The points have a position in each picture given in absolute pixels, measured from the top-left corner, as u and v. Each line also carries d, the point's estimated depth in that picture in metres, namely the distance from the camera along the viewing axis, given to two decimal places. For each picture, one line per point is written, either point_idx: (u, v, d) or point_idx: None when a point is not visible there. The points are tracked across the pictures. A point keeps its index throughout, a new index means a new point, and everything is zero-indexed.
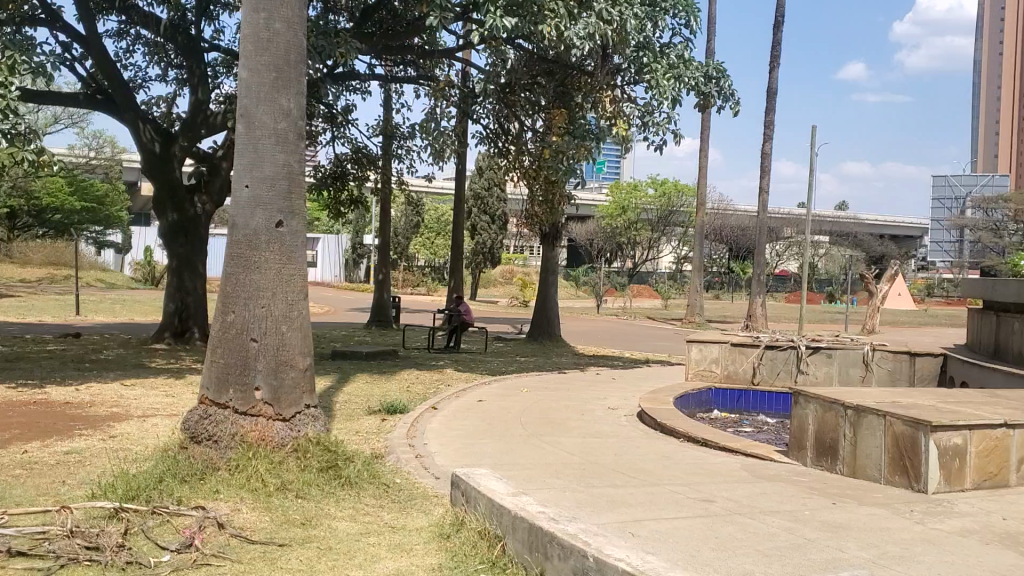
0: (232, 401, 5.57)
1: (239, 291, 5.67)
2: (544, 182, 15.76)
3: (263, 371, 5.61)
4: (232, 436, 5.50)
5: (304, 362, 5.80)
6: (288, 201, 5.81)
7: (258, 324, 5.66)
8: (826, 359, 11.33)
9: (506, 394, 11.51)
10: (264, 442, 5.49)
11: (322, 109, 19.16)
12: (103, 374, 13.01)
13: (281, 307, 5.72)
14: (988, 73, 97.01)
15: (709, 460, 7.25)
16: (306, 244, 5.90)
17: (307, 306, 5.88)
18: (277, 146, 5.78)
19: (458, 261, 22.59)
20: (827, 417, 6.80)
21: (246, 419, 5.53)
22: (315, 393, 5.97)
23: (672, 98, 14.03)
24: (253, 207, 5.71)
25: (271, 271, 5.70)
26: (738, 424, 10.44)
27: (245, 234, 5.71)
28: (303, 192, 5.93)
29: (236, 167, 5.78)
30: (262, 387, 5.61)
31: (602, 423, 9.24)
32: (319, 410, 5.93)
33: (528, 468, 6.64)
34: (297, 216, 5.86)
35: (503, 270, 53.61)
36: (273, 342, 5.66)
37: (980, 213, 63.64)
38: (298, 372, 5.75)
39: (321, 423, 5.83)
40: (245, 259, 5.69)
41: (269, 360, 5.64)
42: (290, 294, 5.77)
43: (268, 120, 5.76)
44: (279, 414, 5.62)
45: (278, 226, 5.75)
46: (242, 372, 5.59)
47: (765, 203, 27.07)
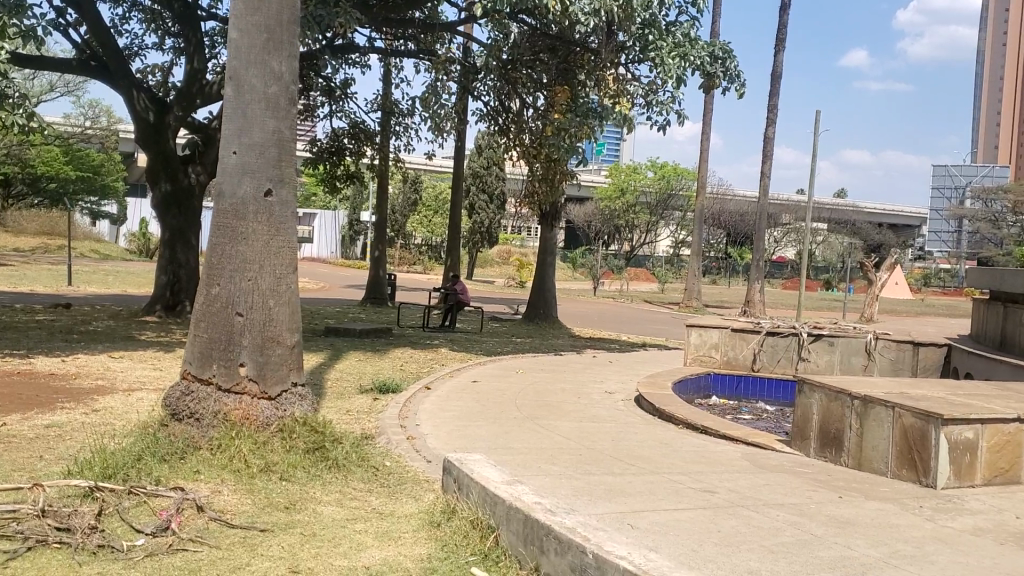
0: (215, 377, 5.34)
1: (224, 262, 5.43)
2: (545, 161, 15.45)
3: (249, 348, 5.38)
4: (214, 414, 5.26)
5: (291, 339, 5.57)
6: (277, 170, 5.56)
7: (244, 298, 5.41)
8: (828, 347, 11.13)
9: (502, 376, 11.30)
10: (248, 421, 5.26)
11: (321, 82, 18.85)
12: (92, 346, 12.75)
13: (268, 281, 5.48)
14: (991, 62, 96.44)
15: (709, 448, 7.04)
16: (296, 215, 5.65)
17: (296, 281, 5.64)
18: (268, 111, 5.53)
19: (456, 240, 22.33)
20: (832, 407, 6.60)
21: (229, 397, 5.30)
22: (303, 371, 5.74)
23: (677, 77, 13.77)
24: (241, 174, 5.46)
25: (259, 243, 5.46)
26: (737, 411, 10.25)
27: (232, 202, 5.46)
28: (294, 160, 5.67)
29: (224, 132, 5.53)
30: (247, 364, 5.38)
31: (599, 407, 9.03)
32: (307, 387, 5.70)
33: (523, 453, 6.42)
34: (286, 185, 5.61)
35: (501, 250, 53.29)
36: (259, 317, 5.43)
37: (979, 204, 63.40)
38: (285, 349, 5.52)
39: (308, 402, 5.61)
40: (231, 229, 5.44)
41: (255, 336, 5.41)
42: (278, 267, 5.53)
43: (258, 83, 5.50)
44: (265, 392, 5.39)
45: (267, 195, 5.51)
46: (226, 348, 5.36)
47: (766, 188, 26.79)
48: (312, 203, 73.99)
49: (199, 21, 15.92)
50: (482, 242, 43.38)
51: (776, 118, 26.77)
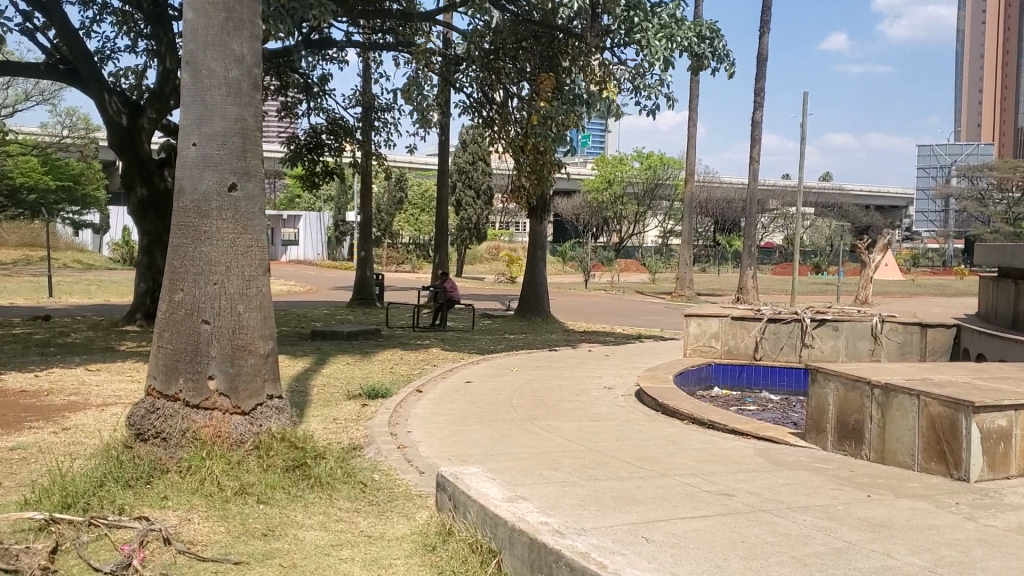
0: (182, 393, 4.88)
1: (188, 265, 4.98)
2: (531, 152, 14.95)
3: (218, 359, 4.93)
4: (183, 433, 4.80)
5: (265, 347, 5.12)
6: (243, 162, 5.10)
7: (211, 304, 4.96)
8: (832, 332, 10.74)
9: (495, 374, 10.86)
10: (221, 438, 4.81)
11: (299, 78, 18.41)
12: (68, 359, 12.23)
13: (237, 283, 5.03)
14: (970, 40, 96.08)
15: (718, 445, 6.63)
16: (265, 209, 5.19)
17: (268, 283, 5.19)
18: (229, 98, 5.06)
19: (443, 237, 21.84)
20: (850, 397, 6.19)
21: (198, 414, 4.84)
22: (281, 382, 5.30)
23: (664, 59, 13.36)
24: (202, 168, 5.00)
25: (224, 242, 5.00)
26: (741, 402, 9.85)
27: (194, 198, 5.00)
28: (260, 151, 5.22)
29: (183, 122, 5.07)
30: (217, 376, 4.92)
31: (600, 404, 8.60)
32: (285, 399, 5.26)
33: (522, 459, 6.00)
34: (252, 177, 5.16)
35: (489, 246, 52.80)
36: (228, 325, 4.97)
37: (965, 182, 63.30)
38: (257, 358, 5.06)
39: (286, 416, 5.16)
40: (193, 228, 4.98)
41: (225, 345, 4.95)
42: (248, 269, 5.08)
43: (217, 67, 5.04)
44: (237, 406, 4.94)
45: (232, 189, 5.05)
46: (193, 360, 4.90)
47: (755, 173, 26.40)
48: (296, 205, 73.40)
49: (171, 21, 15.37)
50: (471, 239, 42.88)
51: (762, 103, 26.38)
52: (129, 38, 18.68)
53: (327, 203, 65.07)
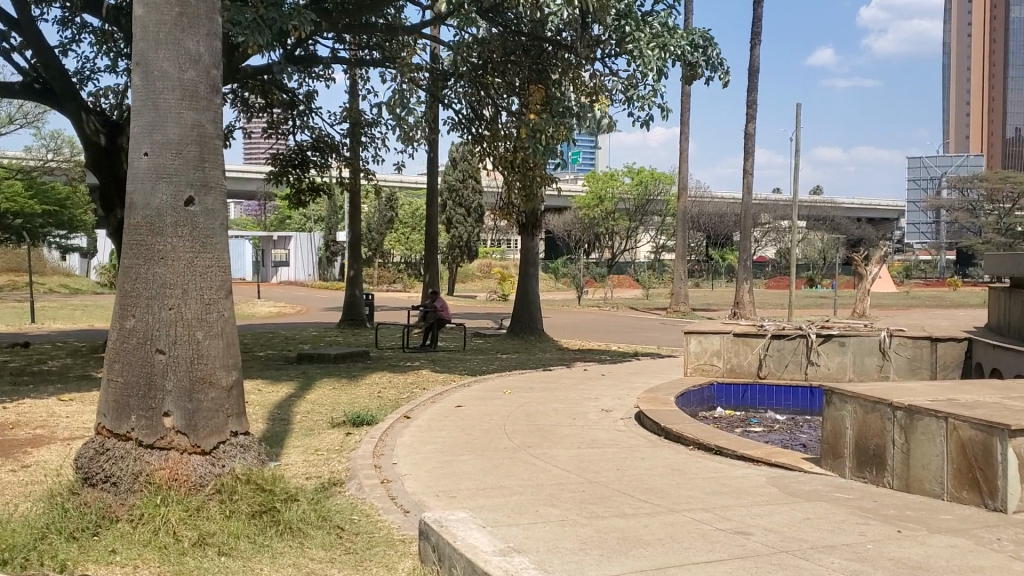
0: (135, 431, 4.45)
1: (141, 289, 4.55)
2: (521, 167, 14.53)
3: (175, 394, 4.50)
4: (136, 477, 4.34)
5: (228, 379, 4.68)
6: (201, 172, 4.68)
7: (166, 333, 4.54)
8: (839, 348, 10.30)
9: (487, 398, 10.35)
10: (178, 481, 4.36)
11: (284, 96, 17.99)
12: (40, 388, 11.69)
13: (196, 307, 4.61)
14: (956, 50, 96.35)
15: (727, 474, 6.16)
16: (227, 226, 4.77)
17: (230, 307, 4.76)
18: (184, 101, 4.65)
19: (434, 255, 21.35)
20: (869, 420, 5.73)
21: (153, 455, 4.40)
22: (248, 417, 4.86)
23: (658, 69, 12.97)
24: (155, 180, 4.58)
25: (181, 263, 4.58)
26: (746, 425, 9.40)
27: (146, 213, 4.58)
28: (220, 160, 4.80)
29: (134, 130, 4.66)
30: (173, 413, 4.49)
31: (598, 429, 8.12)
32: (252, 435, 4.82)
33: (516, 494, 5.52)
34: (211, 190, 4.74)
35: (481, 264, 52.32)
36: (186, 355, 4.55)
37: (956, 194, 63.24)
38: (219, 392, 4.63)
39: (252, 454, 4.71)
40: (146, 247, 4.56)
41: (183, 376, 4.52)
42: (208, 292, 4.66)
43: (171, 68, 4.63)
44: (197, 445, 4.50)
45: (188, 203, 4.62)
46: (147, 394, 4.47)
47: (748, 187, 26.03)
48: (286, 226, 72.79)
49: None
50: (462, 257, 42.40)
51: (754, 115, 26.05)
52: (109, 58, 18.22)
53: (316, 223, 64.48)
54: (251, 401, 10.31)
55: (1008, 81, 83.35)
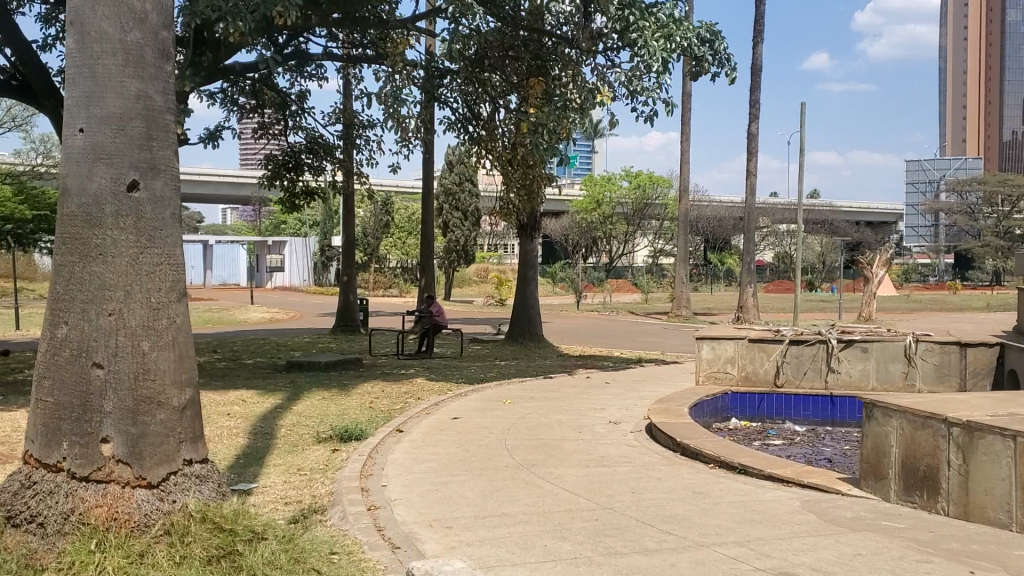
0: (67, 461, 4.01)
1: (76, 290, 4.09)
2: (520, 166, 13.90)
3: (114, 416, 4.06)
4: (66, 517, 3.91)
5: (179, 399, 4.25)
6: (147, 153, 4.23)
7: (105, 343, 4.08)
8: (861, 354, 9.65)
9: (486, 408, 9.69)
10: (118, 521, 3.93)
11: (276, 94, 17.31)
12: (11, 398, 11.02)
13: (142, 313, 4.16)
14: (953, 53, 95.96)
15: (755, 497, 5.51)
16: (178, 215, 4.32)
17: (181, 312, 4.30)
18: (126, 67, 4.18)
19: (429, 258, 20.67)
20: (918, 437, 5.08)
21: (89, 490, 3.97)
22: (203, 441, 4.42)
23: (663, 61, 12.27)
24: (92, 162, 4.12)
25: (123, 260, 4.13)
26: (765, 438, 8.77)
27: (82, 201, 4.12)
28: (169, 139, 4.33)
29: (68, 101, 4.18)
30: (113, 439, 4.05)
31: (606, 444, 7.45)
32: (208, 463, 4.40)
33: (521, 524, 4.87)
34: (159, 173, 4.28)
35: (478, 269, 51.66)
36: (128, 369, 4.10)
37: (955, 196, 62.68)
38: (169, 412, 4.19)
39: (208, 487, 4.29)
40: (81, 242, 4.11)
41: (124, 391, 4.08)
42: (157, 295, 4.21)
43: (110, 29, 4.16)
44: (142, 477, 4.07)
45: (132, 188, 4.17)
46: (82, 415, 4.03)
47: (753, 189, 25.39)
48: (280, 231, 71.99)
49: None
50: (459, 262, 41.72)
51: (757, 115, 25.43)
52: None
53: (311, 228, 63.82)
54: (235, 412, 9.64)
55: (1005, 84, 83.30)
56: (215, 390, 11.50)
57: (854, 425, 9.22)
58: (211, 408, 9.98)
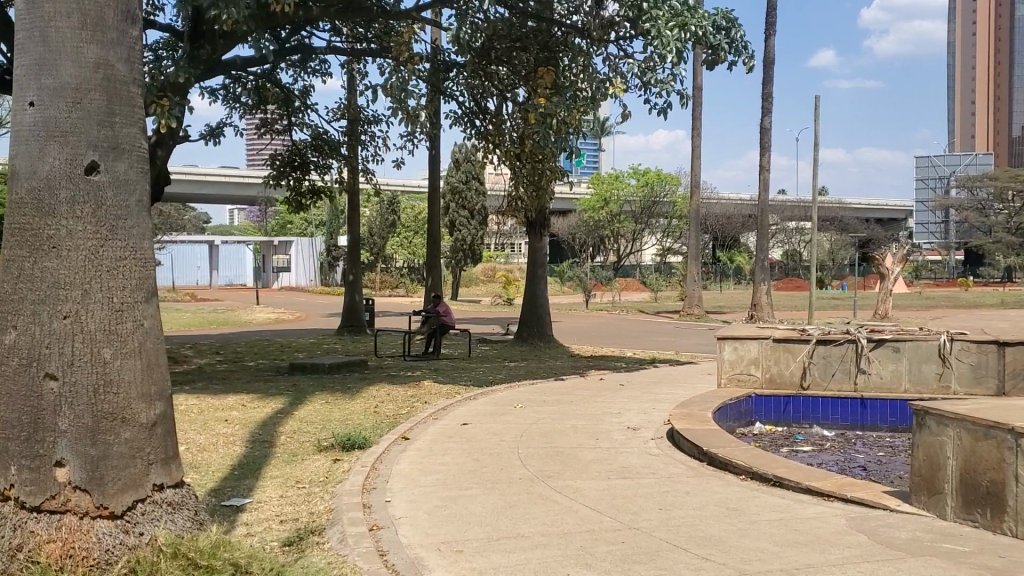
0: (16, 488, 3.70)
1: (27, 290, 3.77)
2: (528, 160, 13.40)
3: (70, 435, 3.72)
4: (16, 552, 3.62)
5: (147, 415, 3.92)
6: (108, 131, 3.89)
7: (59, 351, 3.75)
8: (893, 355, 9.13)
9: (496, 414, 9.20)
10: (74, 559, 3.64)
11: (279, 90, 16.80)
12: None
13: (101, 316, 3.84)
14: (960, 46, 94.82)
15: (795, 515, 5.02)
16: (142, 204, 4.00)
17: (148, 315, 3.98)
18: (84, 32, 3.83)
19: (436, 255, 20.16)
20: (979, 448, 4.58)
21: (40, 522, 3.67)
22: (175, 462, 4.09)
23: (677, 50, 11.75)
24: (44, 141, 3.78)
25: (79, 255, 3.80)
26: (793, 444, 8.29)
27: (34, 186, 3.79)
28: (132, 117, 3.99)
29: (19, 69, 3.84)
30: (69, 463, 3.72)
31: (626, 453, 6.94)
32: (182, 487, 4.08)
33: (538, 548, 4.39)
34: (122, 154, 3.95)
35: (485, 268, 51.20)
36: (87, 382, 3.77)
37: (965, 193, 61.88)
38: (134, 429, 3.87)
39: (181, 515, 4.00)
40: (32, 234, 3.79)
41: (82, 406, 3.76)
42: (119, 295, 3.89)
43: None
44: (103, 506, 3.76)
45: (92, 171, 3.85)
46: (33, 433, 3.71)
47: (765, 185, 24.84)
48: (287, 232, 71.63)
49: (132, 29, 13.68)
50: (466, 261, 41.24)
51: (770, 109, 24.88)
52: None
53: (316, 227, 63.29)
54: (233, 418, 9.17)
55: (1014, 80, 82.50)
56: (214, 394, 11.04)
57: (886, 430, 8.78)
58: (208, 413, 9.52)
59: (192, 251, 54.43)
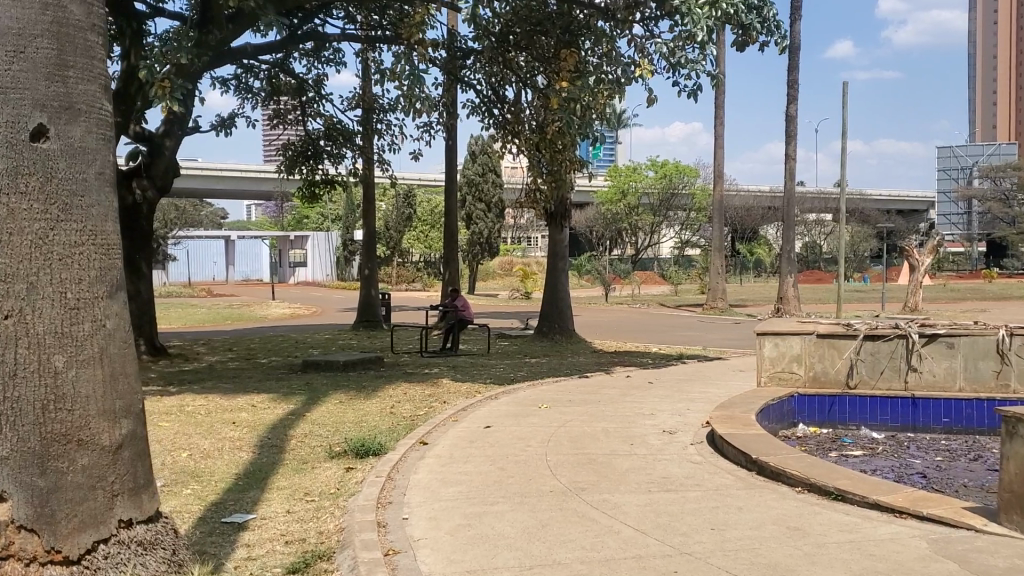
0: None
1: None
2: (548, 150, 12.66)
3: (13, 463, 3.20)
4: None
5: (111, 438, 3.42)
6: (60, 88, 3.36)
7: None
8: (946, 351, 8.47)
9: (519, 414, 8.64)
10: None
11: (292, 78, 16.26)
12: None
13: (51, 316, 3.31)
14: (981, 34, 93.20)
15: (867, 536, 4.41)
16: (99, 184, 3.50)
17: (109, 319, 3.49)
18: None
19: (453, 247, 19.58)
20: None
21: None
22: (144, 494, 3.60)
23: (707, 29, 11.13)
24: None
25: (25, 243, 3.28)
26: (842, 447, 7.70)
27: None
28: (87, 76, 3.46)
29: None
30: (12, 498, 3.19)
31: (665, 460, 6.34)
32: (156, 522, 3.62)
33: None
34: (74, 118, 3.42)
35: (502, 262, 50.62)
36: (35, 397, 3.25)
37: (989, 183, 60.30)
38: (95, 453, 3.36)
39: (153, 558, 3.53)
40: None
41: (27, 426, 3.23)
42: (74, 291, 3.38)
43: None
44: (55, 548, 3.24)
45: (40, 137, 3.32)
46: None
47: (791, 174, 24.11)
48: (303, 227, 71.35)
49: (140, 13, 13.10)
50: (483, 255, 40.70)
51: (796, 97, 24.13)
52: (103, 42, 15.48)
53: (333, 222, 62.85)
54: (241, 421, 8.65)
55: None
56: (224, 395, 10.52)
57: (939, 431, 8.18)
58: (216, 416, 8.99)
59: (209, 247, 54.11)
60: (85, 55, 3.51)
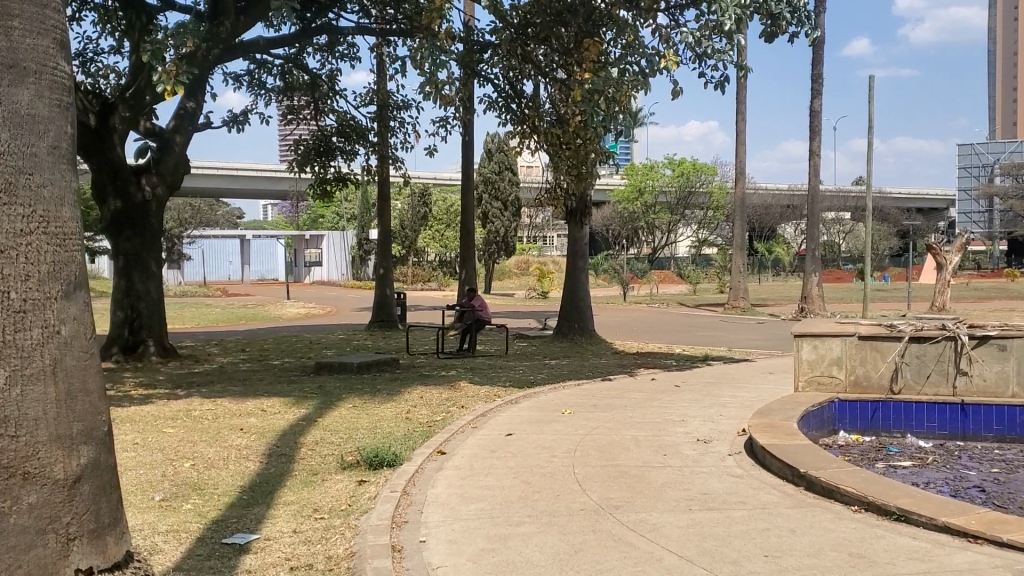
0: None
1: None
2: (569, 144, 12.15)
3: None
4: None
5: (66, 471, 3.01)
6: (5, 45, 3.00)
7: None
8: (998, 354, 7.90)
9: (542, 421, 8.17)
10: None
11: (305, 74, 15.85)
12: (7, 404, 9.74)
13: None
14: (1001, 31, 91.72)
15: (942, 566, 3.91)
16: (54, 163, 3.12)
17: (66, 329, 3.09)
18: None
19: (469, 247, 19.10)
20: None
21: None
22: (107, 536, 3.18)
23: (736, 19, 10.64)
24: None
25: None
26: (888, 456, 7.20)
27: None
28: (38, 31, 3.09)
29: None
30: None
31: (704, 474, 5.84)
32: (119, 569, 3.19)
33: None
34: (23, 78, 3.04)
35: (518, 261, 50.09)
36: None
37: (1011, 180, 57.73)
38: (46, 488, 2.95)
39: None
40: None
41: None
42: (20, 290, 2.98)
43: None
44: None
45: None
46: None
47: (815, 171, 23.53)
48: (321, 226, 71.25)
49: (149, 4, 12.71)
50: (499, 254, 40.26)
51: (820, 91, 23.56)
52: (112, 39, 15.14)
53: (349, 222, 62.56)
54: (249, 427, 8.22)
55: None
56: (233, 398, 10.10)
57: (991, 439, 7.61)
58: (224, 421, 8.56)
59: (224, 247, 53.91)
60: (35, 6, 3.12)
